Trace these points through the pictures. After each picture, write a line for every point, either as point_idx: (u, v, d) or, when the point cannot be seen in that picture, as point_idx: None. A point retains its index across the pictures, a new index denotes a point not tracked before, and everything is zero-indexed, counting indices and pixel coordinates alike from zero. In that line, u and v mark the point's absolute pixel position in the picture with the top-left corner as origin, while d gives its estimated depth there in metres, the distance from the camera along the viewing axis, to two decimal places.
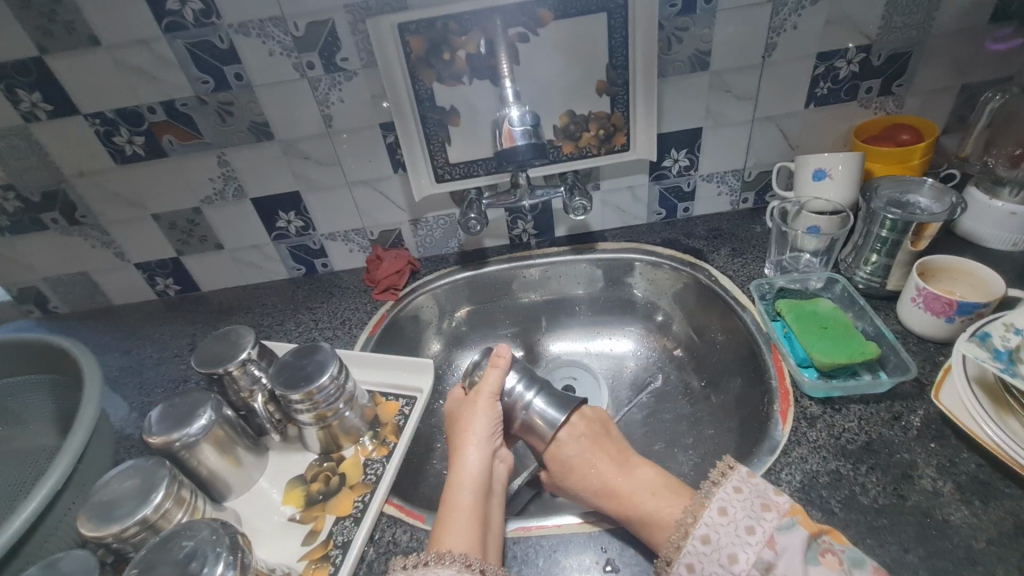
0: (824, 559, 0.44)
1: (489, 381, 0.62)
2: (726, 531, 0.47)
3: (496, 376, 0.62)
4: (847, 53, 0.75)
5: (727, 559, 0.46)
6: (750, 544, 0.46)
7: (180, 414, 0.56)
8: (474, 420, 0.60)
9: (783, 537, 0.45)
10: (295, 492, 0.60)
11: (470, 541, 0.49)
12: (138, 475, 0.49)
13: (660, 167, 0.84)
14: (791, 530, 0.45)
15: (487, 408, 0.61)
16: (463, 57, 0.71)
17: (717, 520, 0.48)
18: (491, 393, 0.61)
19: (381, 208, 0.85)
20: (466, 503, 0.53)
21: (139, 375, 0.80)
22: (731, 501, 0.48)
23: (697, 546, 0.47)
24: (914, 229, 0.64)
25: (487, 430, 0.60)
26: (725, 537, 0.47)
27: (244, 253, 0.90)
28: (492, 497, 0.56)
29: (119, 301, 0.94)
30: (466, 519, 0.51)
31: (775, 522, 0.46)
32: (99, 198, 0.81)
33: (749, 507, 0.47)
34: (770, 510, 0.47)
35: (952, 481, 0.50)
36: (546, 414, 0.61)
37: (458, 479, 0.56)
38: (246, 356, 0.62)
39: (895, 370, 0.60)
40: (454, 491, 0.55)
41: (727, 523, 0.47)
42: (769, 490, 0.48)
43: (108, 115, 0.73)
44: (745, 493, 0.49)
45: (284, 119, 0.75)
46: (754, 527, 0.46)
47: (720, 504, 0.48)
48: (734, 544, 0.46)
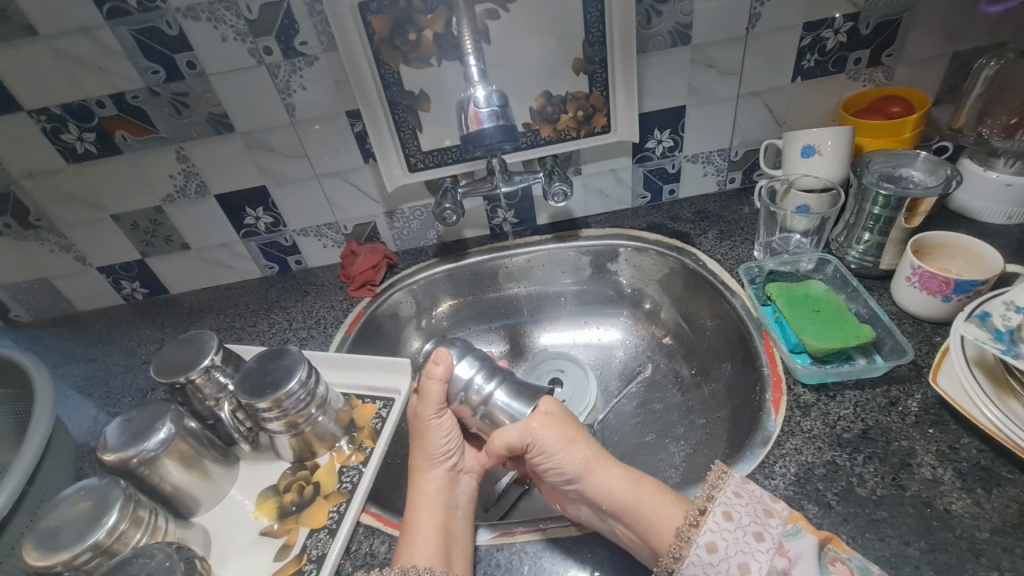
0: (835, 567, 0.41)
1: (430, 394, 0.56)
2: (733, 537, 0.42)
3: (438, 387, 0.56)
4: (834, 23, 0.71)
5: (737, 570, 0.41)
6: (760, 551, 0.41)
7: (137, 428, 0.52)
8: (425, 440, 0.55)
9: (794, 544, 0.41)
10: (267, 503, 0.57)
11: (434, 556, 0.47)
12: (90, 497, 0.46)
13: (643, 148, 0.81)
14: (799, 535, 0.42)
15: (438, 410, 0.56)
16: (430, 37, 0.67)
17: (722, 525, 0.43)
18: (434, 409, 0.56)
19: (353, 201, 0.82)
20: (425, 524, 0.50)
21: (106, 384, 0.76)
22: (734, 505, 0.44)
23: (719, 522, 0.43)
24: (907, 204, 0.61)
25: (442, 445, 0.55)
26: (735, 545, 0.42)
27: (212, 252, 0.86)
28: (456, 512, 0.52)
29: (84, 307, 0.90)
30: (426, 537, 0.48)
31: (782, 527, 0.43)
32: (52, 199, 0.77)
33: (753, 512, 0.44)
34: (773, 515, 0.44)
35: (953, 468, 0.48)
36: (509, 407, 0.55)
37: (417, 502, 0.52)
38: (210, 363, 0.58)
39: (891, 353, 0.58)
40: (414, 512, 0.51)
41: (734, 529, 0.43)
42: (767, 496, 0.45)
43: (53, 111, 0.68)
44: (746, 498, 0.45)
45: (244, 110, 0.71)
46: (763, 532, 0.42)
47: (724, 509, 0.44)
48: (744, 553, 0.41)
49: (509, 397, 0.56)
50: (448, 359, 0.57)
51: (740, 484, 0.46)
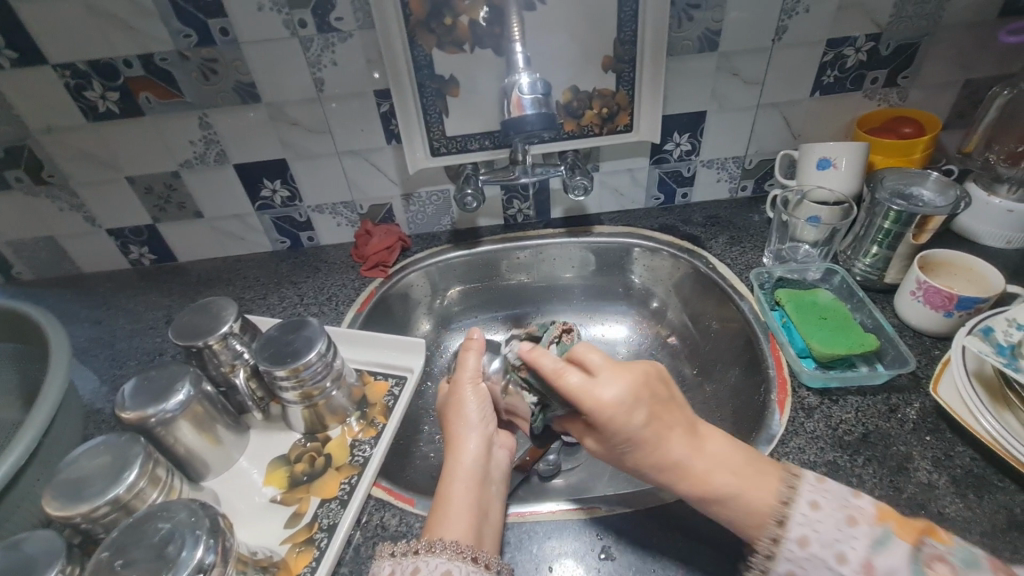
0: (932, 569, 0.36)
1: (466, 365, 0.59)
2: (825, 527, 0.40)
3: (475, 359, 0.59)
4: (855, 41, 0.73)
5: (836, 560, 0.39)
6: (857, 539, 0.39)
7: (156, 388, 0.53)
8: (461, 408, 0.57)
9: (884, 558, 0.38)
10: (277, 473, 0.57)
11: (463, 533, 0.46)
12: (109, 452, 0.46)
13: (661, 150, 0.82)
14: (887, 543, 0.39)
15: (472, 381, 0.58)
16: (466, 23, 0.68)
17: (812, 516, 0.41)
18: (471, 376, 0.58)
19: (372, 181, 0.82)
20: (461, 495, 0.50)
21: (111, 347, 0.76)
22: (810, 525, 0.41)
23: (808, 514, 0.41)
24: (917, 221, 0.63)
25: (478, 414, 0.56)
26: (828, 534, 0.40)
27: (225, 223, 0.85)
28: (489, 487, 0.53)
29: (88, 269, 0.89)
30: (460, 509, 0.48)
31: (868, 538, 0.39)
32: (68, 157, 0.76)
33: (834, 525, 0.40)
34: (857, 523, 0.40)
35: (947, 474, 0.50)
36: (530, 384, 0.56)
37: (453, 471, 0.52)
38: (228, 330, 0.58)
39: (893, 363, 0.60)
40: (447, 484, 0.51)
41: (809, 554, 0.40)
42: (850, 492, 0.42)
43: (79, 67, 0.68)
44: (824, 509, 0.41)
45: (271, 81, 0.71)
46: (846, 553, 0.39)
47: (799, 533, 0.41)
48: (840, 541, 0.40)
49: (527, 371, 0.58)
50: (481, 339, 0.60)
51: (816, 486, 0.43)
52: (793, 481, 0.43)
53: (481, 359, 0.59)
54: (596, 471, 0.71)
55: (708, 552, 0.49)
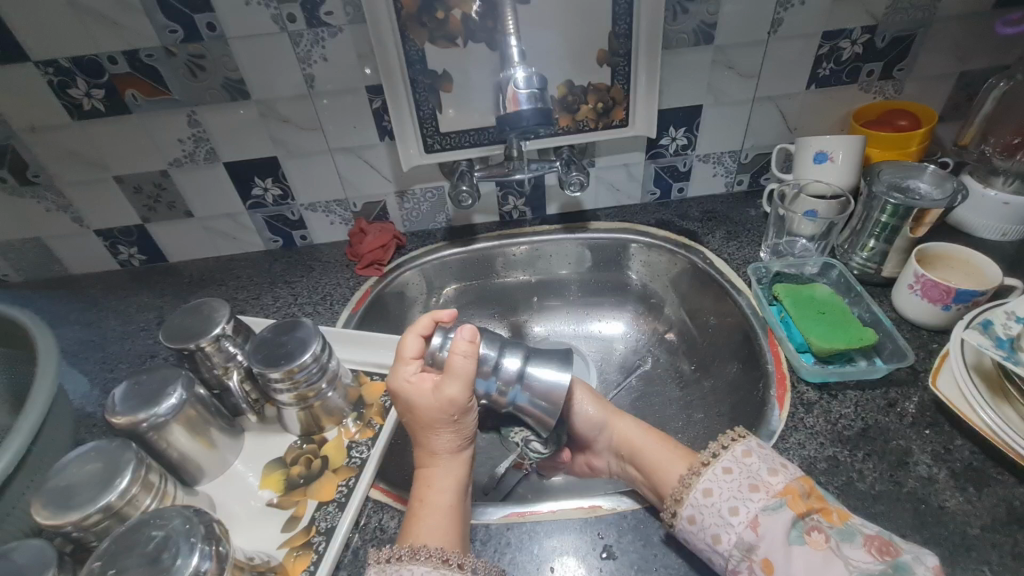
0: (809, 538, 0.43)
1: (460, 375, 0.50)
2: (728, 485, 0.47)
3: (413, 341, 0.54)
4: (852, 33, 0.73)
5: (728, 511, 0.46)
6: (752, 499, 0.46)
7: (147, 392, 0.52)
8: (450, 422, 0.52)
9: (769, 518, 0.44)
10: (273, 476, 0.56)
11: (446, 538, 0.47)
12: (100, 458, 0.45)
13: (657, 145, 0.82)
14: (777, 510, 0.44)
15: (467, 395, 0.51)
16: (459, 17, 0.67)
17: (721, 476, 0.48)
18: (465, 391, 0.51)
19: (365, 178, 0.81)
20: (443, 502, 0.50)
21: (101, 349, 0.75)
22: (717, 482, 0.48)
23: (718, 474, 0.48)
24: (914, 214, 0.63)
25: (466, 431, 0.53)
26: (729, 491, 0.47)
27: (217, 222, 0.84)
28: (468, 492, 0.53)
29: (77, 271, 0.88)
30: (443, 512, 0.49)
31: (762, 502, 0.45)
32: (53, 156, 0.74)
33: (735, 488, 0.47)
34: (758, 489, 0.46)
35: (947, 468, 0.50)
36: (546, 376, 0.57)
37: (433, 477, 0.51)
38: (220, 332, 0.57)
39: (891, 357, 0.60)
40: (428, 492, 0.50)
41: (711, 504, 0.47)
42: (764, 471, 0.47)
43: (62, 64, 0.66)
44: (734, 473, 0.48)
45: (261, 77, 0.69)
46: (738, 508, 0.46)
47: (706, 486, 0.48)
48: (736, 499, 0.46)
49: (543, 370, 0.57)
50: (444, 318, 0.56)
51: (737, 459, 0.49)
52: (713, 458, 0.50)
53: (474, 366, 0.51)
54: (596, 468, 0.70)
55: None
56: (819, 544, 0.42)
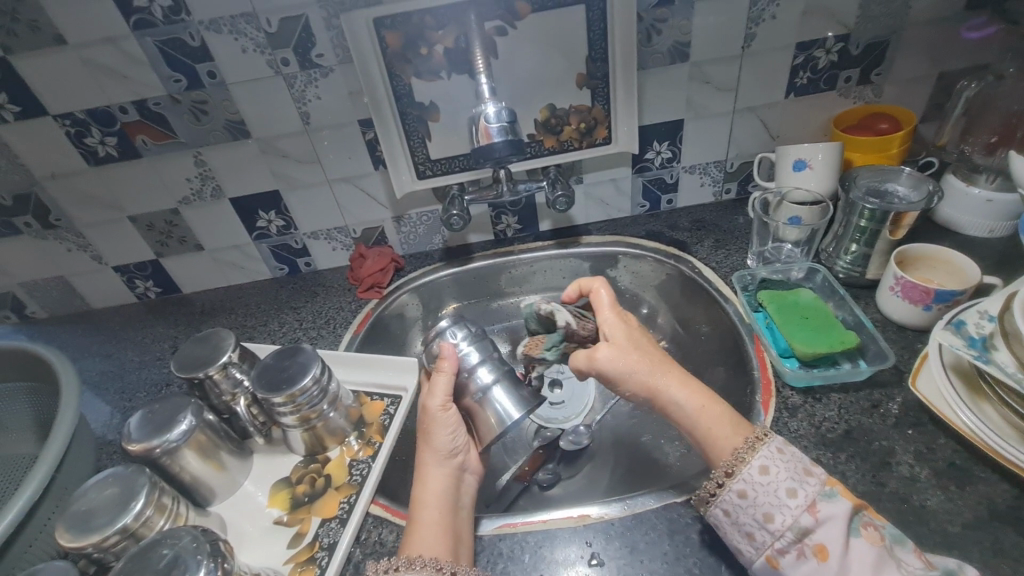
0: (865, 532, 0.43)
1: (437, 387, 0.61)
2: (786, 465, 0.46)
3: (443, 381, 0.61)
4: (826, 42, 0.75)
5: (786, 492, 0.44)
6: (808, 484, 0.44)
7: (160, 420, 0.55)
8: (431, 435, 0.58)
9: (827, 505, 0.43)
10: (280, 495, 0.59)
11: (439, 550, 0.49)
12: (117, 483, 0.49)
13: (642, 159, 0.84)
14: (834, 498, 0.44)
15: (444, 403, 0.60)
16: (441, 51, 0.70)
17: (777, 454, 0.46)
18: (439, 402, 0.60)
19: (363, 206, 0.85)
20: (432, 518, 0.52)
21: (121, 379, 0.79)
22: (774, 460, 0.46)
23: (772, 453, 0.47)
24: (891, 218, 0.65)
25: (448, 444, 0.58)
26: (785, 473, 0.45)
27: (225, 253, 0.88)
28: (461, 511, 0.54)
29: (98, 305, 0.93)
30: (432, 528, 0.51)
31: (818, 486, 0.44)
32: (72, 200, 0.79)
33: (792, 470, 0.45)
34: (812, 474, 0.45)
35: (929, 467, 0.51)
36: (500, 406, 0.62)
37: (422, 497, 0.54)
38: (228, 359, 0.61)
39: (874, 359, 0.61)
40: (419, 510, 0.53)
41: (768, 482, 0.45)
42: (807, 459, 0.47)
43: (78, 116, 0.71)
44: (789, 454, 0.47)
45: (260, 118, 0.74)
46: (797, 490, 0.44)
47: (763, 462, 0.46)
48: (795, 480, 0.45)
49: (505, 397, 0.62)
50: (453, 358, 0.64)
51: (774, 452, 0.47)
52: (755, 445, 0.47)
53: (449, 383, 0.61)
54: (594, 477, 0.72)
55: (694, 555, 0.50)
56: (876, 539, 0.42)
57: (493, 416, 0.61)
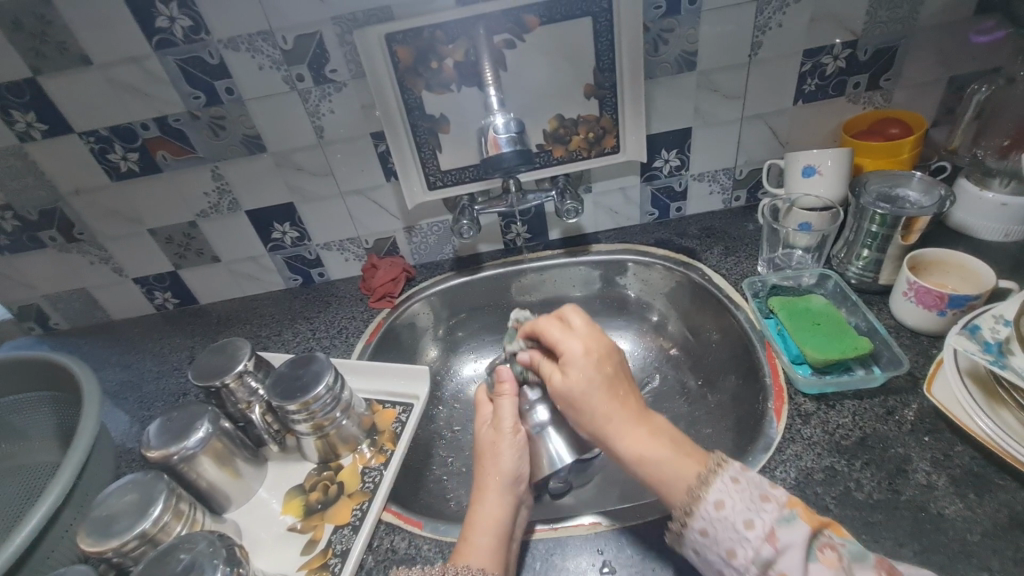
0: (823, 555, 0.39)
1: (505, 411, 0.60)
2: (740, 496, 0.42)
3: (510, 404, 0.61)
4: (833, 49, 0.75)
5: (742, 524, 0.41)
6: (765, 512, 0.41)
7: (178, 428, 0.57)
8: (498, 458, 0.58)
9: (785, 531, 0.40)
10: (294, 502, 0.60)
11: (489, 566, 0.48)
12: (135, 490, 0.50)
13: (651, 167, 0.85)
14: (792, 523, 0.40)
15: (513, 427, 0.59)
16: (451, 65, 0.72)
17: (732, 487, 0.43)
18: (510, 425, 0.59)
19: (375, 216, 0.86)
20: (486, 544, 0.50)
21: (140, 389, 0.81)
22: (729, 493, 0.43)
23: (728, 485, 0.43)
24: (903, 223, 0.64)
25: (512, 469, 0.57)
26: (741, 504, 0.42)
27: (241, 265, 0.90)
28: (514, 541, 0.52)
29: (118, 317, 0.95)
30: (486, 549, 0.50)
31: (775, 513, 0.41)
32: (94, 214, 0.82)
33: (747, 499, 0.42)
34: (770, 500, 0.42)
35: (947, 475, 0.51)
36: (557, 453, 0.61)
37: (479, 520, 0.53)
38: (243, 368, 0.62)
39: (888, 365, 0.60)
40: (473, 529, 0.52)
41: (724, 518, 0.42)
42: (766, 482, 0.44)
43: (102, 132, 0.74)
44: (744, 483, 0.43)
45: (276, 132, 0.76)
46: (753, 521, 0.41)
47: (718, 497, 0.43)
48: (750, 511, 0.41)
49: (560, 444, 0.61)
50: (513, 381, 0.63)
51: (729, 486, 0.43)
52: (710, 476, 0.44)
53: (515, 407, 0.61)
54: (606, 486, 0.72)
55: None
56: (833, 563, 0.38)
57: (546, 463, 0.61)
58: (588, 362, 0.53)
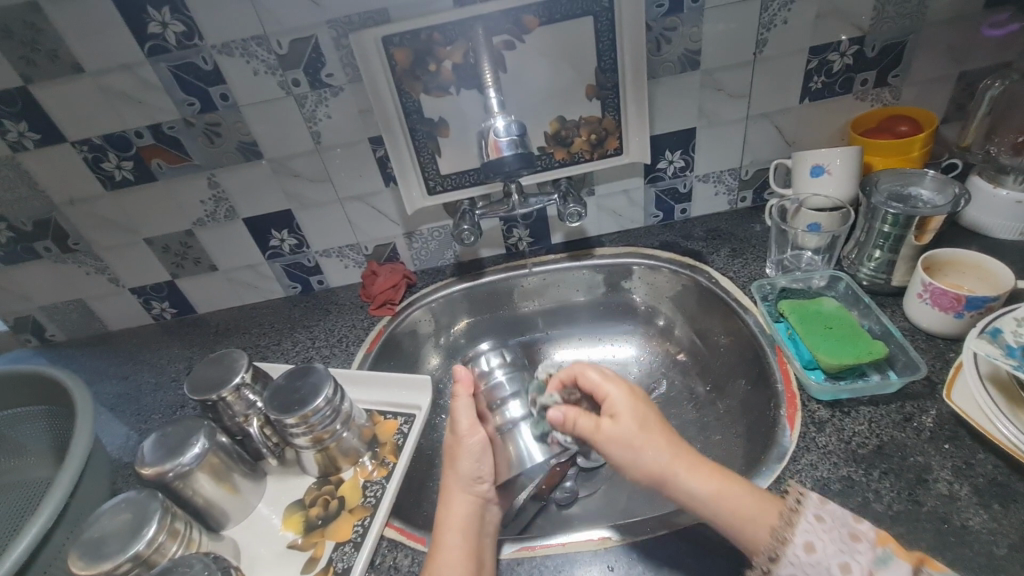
0: None
1: (460, 413, 0.59)
2: (830, 537, 0.42)
3: (465, 405, 0.60)
4: (840, 46, 0.73)
5: (839, 569, 0.40)
6: (859, 552, 0.41)
7: (173, 443, 0.55)
8: (456, 461, 0.58)
9: (884, 572, 0.40)
10: (294, 517, 0.58)
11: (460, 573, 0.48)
12: (130, 509, 0.49)
13: (655, 169, 0.83)
14: (889, 563, 0.40)
15: (471, 427, 0.59)
16: (449, 67, 0.71)
17: (817, 526, 0.43)
18: (466, 424, 0.59)
19: (374, 222, 0.84)
20: (454, 543, 0.51)
21: (137, 402, 0.79)
22: (816, 533, 0.43)
23: (812, 522, 0.43)
24: (916, 222, 0.62)
25: (473, 471, 0.58)
26: (833, 544, 0.42)
27: (239, 273, 0.89)
28: (483, 539, 0.53)
29: (115, 327, 0.94)
30: (454, 556, 0.50)
31: (870, 554, 0.41)
32: (90, 223, 0.81)
33: (838, 539, 0.42)
34: (860, 539, 0.42)
35: (969, 484, 0.49)
36: (523, 447, 0.60)
37: (444, 522, 0.54)
38: (240, 381, 0.61)
39: (904, 370, 0.58)
40: (441, 534, 0.53)
41: (816, 562, 0.41)
42: (850, 517, 0.43)
43: (95, 141, 0.73)
44: (829, 521, 0.43)
45: (272, 139, 0.74)
46: (849, 564, 0.40)
47: (806, 539, 0.42)
48: (844, 553, 0.41)
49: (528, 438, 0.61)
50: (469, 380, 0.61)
51: (813, 526, 0.43)
52: (793, 518, 0.43)
53: (472, 407, 0.60)
54: (615, 495, 0.70)
55: None
56: None
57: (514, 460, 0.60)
58: (629, 404, 0.51)
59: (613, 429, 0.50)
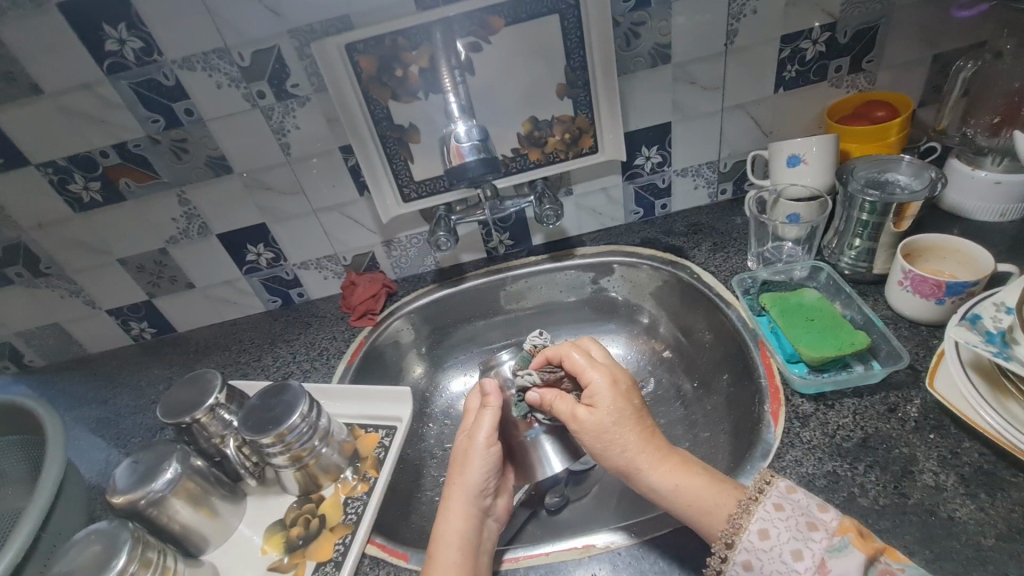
0: None
1: (483, 424, 0.57)
2: (785, 525, 0.42)
3: (492, 416, 0.58)
4: (811, 33, 0.72)
5: (790, 556, 0.41)
6: (813, 540, 0.41)
7: (145, 469, 0.54)
8: (467, 469, 0.55)
9: (836, 562, 0.39)
10: (275, 538, 0.57)
11: None
12: (100, 540, 0.47)
13: (632, 165, 0.82)
14: (843, 551, 0.40)
15: (490, 437, 0.57)
16: (416, 72, 0.70)
17: (773, 514, 0.43)
18: (487, 435, 0.57)
19: (350, 231, 0.83)
20: (452, 561, 0.49)
21: (116, 426, 0.78)
22: (772, 520, 0.43)
23: (769, 511, 0.43)
24: (893, 210, 0.62)
25: (480, 482, 0.55)
26: (787, 531, 0.42)
27: (216, 290, 0.88)
28: (482, 556, 0.51)
29: (95, 350, 0.92)
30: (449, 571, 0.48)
31: (825, 542, 0.41)
32: (61, 246, 0.79)
33: (793, 527, 0.42)
34: (817, 529, 0.42)
35: (955, 473, 0.48)
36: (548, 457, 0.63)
37: (442, 533, 0.51)
38: (214, 402, 0.60)
39: (887, 359, 0.57)
40: (437, 546, 0.50)
41: (769, 548, 0.42)
42: (814, 507, 0.43)
43: (60, 163, 0.71)
44: (788, 510, 0.43)
45: (242, 153, 0.73)
46: (801, 551, 0.41)
47: (761, 526, 0.43)
48: (797, 540, 0.41)
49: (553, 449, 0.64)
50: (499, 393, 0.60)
51: (771, 514, 0.43)
52: (749, 505, 0.44)
53: (496, 421, 0.58)
54: (604, 498, 0.69)
55: None
56: None
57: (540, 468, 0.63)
58: (609, 392, 0.53)
59: (589, 412, 0.52)
